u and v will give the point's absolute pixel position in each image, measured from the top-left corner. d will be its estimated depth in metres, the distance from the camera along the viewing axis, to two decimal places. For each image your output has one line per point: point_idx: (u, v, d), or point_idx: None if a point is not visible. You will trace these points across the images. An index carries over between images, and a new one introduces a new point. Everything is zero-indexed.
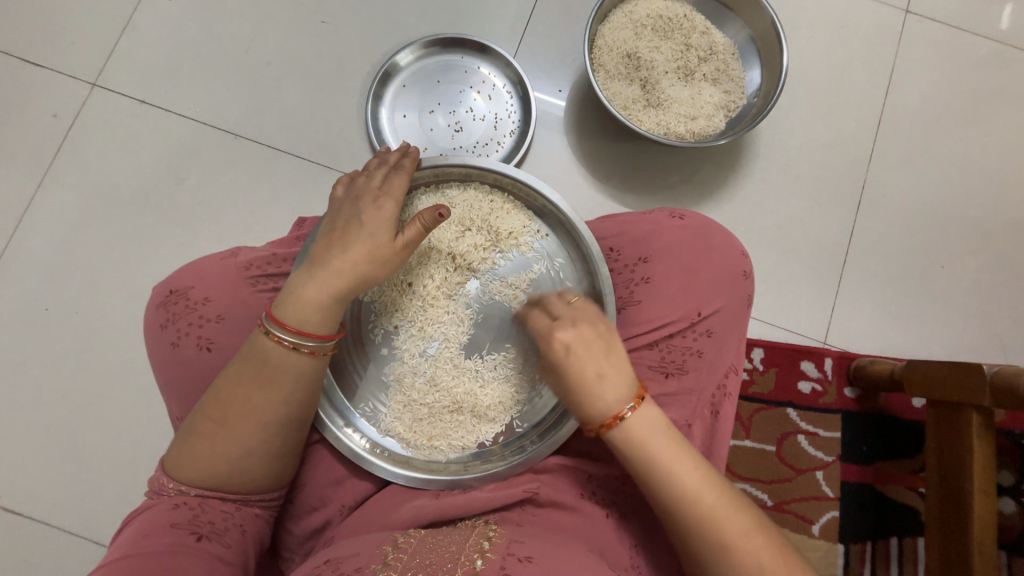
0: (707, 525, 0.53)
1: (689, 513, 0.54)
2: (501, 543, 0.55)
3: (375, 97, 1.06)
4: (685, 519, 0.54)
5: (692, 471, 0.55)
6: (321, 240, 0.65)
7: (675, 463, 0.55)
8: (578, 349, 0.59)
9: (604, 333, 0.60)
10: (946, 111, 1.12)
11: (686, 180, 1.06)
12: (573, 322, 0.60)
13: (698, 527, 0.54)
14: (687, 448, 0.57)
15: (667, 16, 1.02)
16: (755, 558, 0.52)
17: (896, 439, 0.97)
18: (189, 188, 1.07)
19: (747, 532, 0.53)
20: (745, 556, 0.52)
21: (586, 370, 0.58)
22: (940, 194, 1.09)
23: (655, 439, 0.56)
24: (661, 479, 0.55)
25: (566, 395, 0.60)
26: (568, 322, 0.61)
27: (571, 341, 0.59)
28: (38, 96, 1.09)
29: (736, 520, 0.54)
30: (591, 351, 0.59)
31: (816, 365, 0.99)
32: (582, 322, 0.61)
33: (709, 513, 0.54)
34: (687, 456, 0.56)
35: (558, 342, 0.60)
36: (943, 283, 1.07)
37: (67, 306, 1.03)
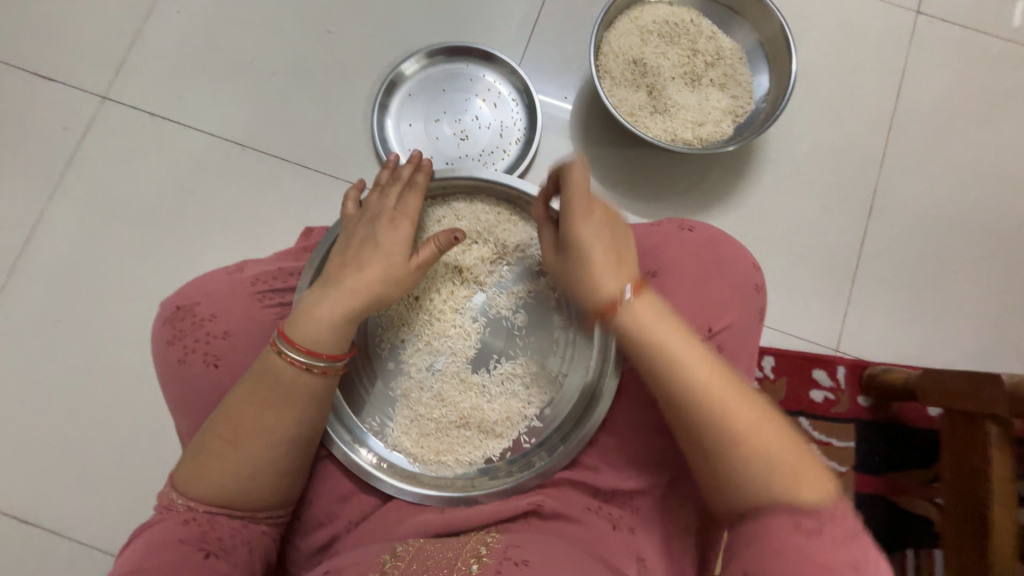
0: (713, 410, 0.52)
1: (696, 407, 0.53)
2: (499, 548, 0.55)
3: (380, 106, 1.06)
4: (694, 406, 0.53)
5: (700, 360, 0.54)
6: (335, 259, 0.65)
7: (680, 348, 0.55)
8: (592, 235, 0.60)
9: (616, 222, 0.62)
10: (960, 113, 1.10)
11: (694, 186, 1.05)
12: (591, 197, 0.61)
13: (706, 412, 0.52)
14: (696, 340, 0.56)
15: (674, 21, 1.01)
16: (766, 455, 0.50)
17: (910, 449, 0.96)
18: (198, 200, 1.08)
19: (760, 417, 0.51)
20: (754, 445, 0.50)
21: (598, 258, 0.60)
22: (955, 198, 1.07)
23: (660, 326, 0.56)
24: (668, 369, 0.54)
25: (569, 281, 0.63)
26: (587, 201, 0.61)
27: (591, 231, 0.60)
28: (50, 110, 1.10)
29: (746, 406, 0.52)
30: (601, 233, 0.60)
31: (828, 374, 0.98)
32: (597, 199, 0.62)
33: (717, 400, 0.52)
34: (697, 350, 0.55)
35: (574, 207, 0.61)
36: (958, 289, 1.05)
37: (78, 318, 1.04)
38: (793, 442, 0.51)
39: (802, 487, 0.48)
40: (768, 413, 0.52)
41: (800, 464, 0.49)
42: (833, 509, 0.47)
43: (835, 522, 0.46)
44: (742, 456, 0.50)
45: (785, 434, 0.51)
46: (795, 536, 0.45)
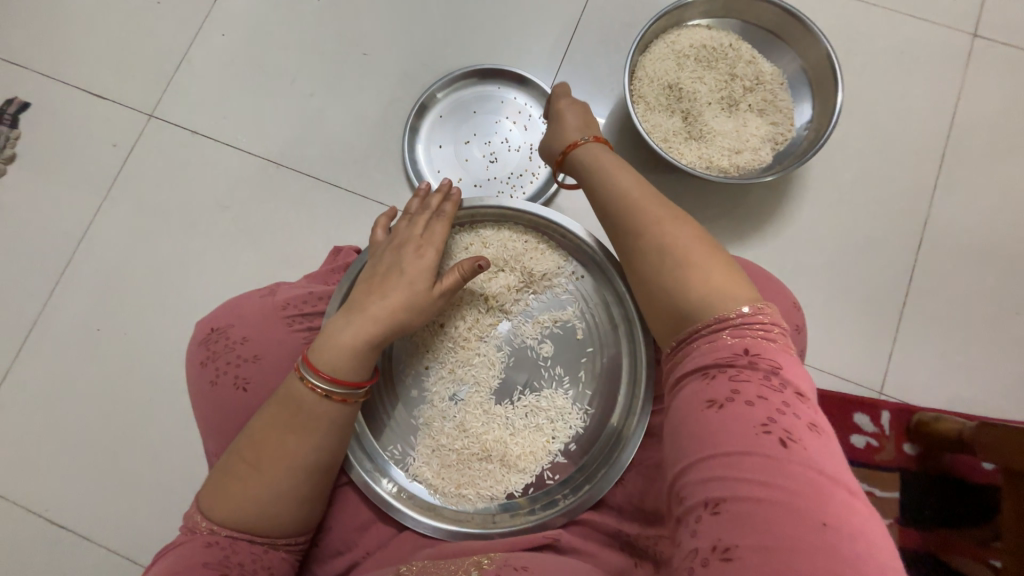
0: (634, 210, 0.56)
1: (617, 200, 0.59)
2: (501, 559, 0.55)
3: (412, 128, 1.07)
4: (616, 210, 0.58)
5: (627, 175, 0.60)
6: (361, 286, 0.65)
7: (617, 175, 0.61)
8: (570, 119, 0.73)
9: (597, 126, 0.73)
10: (1022, 142, 1.03)
11: (729, 214, 1.02)
12: (575, 109, 0.75)
13: (625, 211, 0.57)
14: (631, 169, 0.62)
15: (712, 46, 0.98)
16: (672, 241, 0.52)
17: (964, 503, 0.88)
18: (233, 216, 1.10)
19: (672, 222, 0.54)
20: (666, 239, 0.52)
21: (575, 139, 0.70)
22: (1015, 233, 1.00)
23: (602, 153, 0.65)
24: (598, 175, 0.63)
25: (544, 137, 0.75)
26: (573, 112, 0.75)
27: (573, 117, 0.74)
28: (101, 128, 1.15)
29: (660, 210, 0.55)
30: (582, 125, 0.73)
31: (871, 419, 0.92)
32: (579, 109, 0.75)
33: (636, 199, 0.57)
34: (627, 168, 0.62)
35: (560, 111, 0.75)
36: (1018, 330, 0.97)
37: (117, 328, 1.07)
38: (706, 246, 0.51)
39: (708, 277, 0.48)
40: (689, 222, 0.54)
41: (713, 278, 0.48)
42: (754, 340, 0.44)
43: (751, 374, 0.42)
44: (649, 230, 0.54)
45: (723, 267, 0.49)
46: (706, 412, 0.41)
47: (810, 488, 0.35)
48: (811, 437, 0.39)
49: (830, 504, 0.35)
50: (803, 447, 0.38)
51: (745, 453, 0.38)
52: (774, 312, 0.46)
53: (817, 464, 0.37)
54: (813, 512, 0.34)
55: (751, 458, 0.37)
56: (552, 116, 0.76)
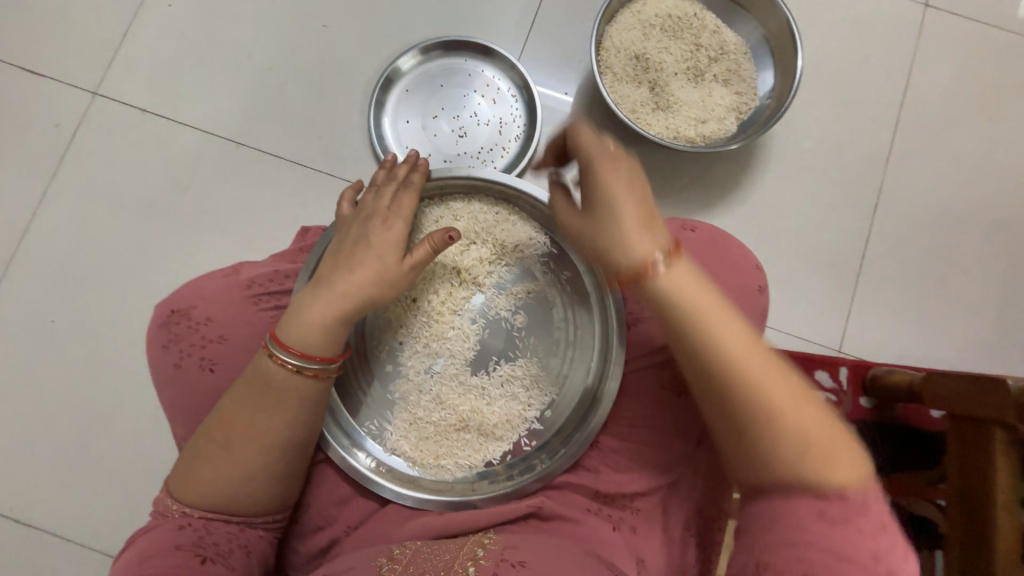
0: (750, 386, 0.48)
1: (729, 369, 0.49)
2: (495, 549, 0.56)
3: (377, 103, 1.04)
4: (726, 388, 0.48)
5: (733, 329, 0.50)
6: (327, 261, 0.64)
7: (721, 323, 0.50)
8: (627, 190, 0.55)
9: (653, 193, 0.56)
10: (969, 109, 1.08)
11: (696, 184, 1.04)
12: (625, 168, 0.56)
13: (742, 392, 0.48)
14: (729, 309, 0.52)
15: (677, 15, 0.99)
16: (801, 428, 0.46)
17: (915, 450, 0.94)
18: (193, 198, 1.06)
19: (796, 398, 0.47)
20: (792, 424, 0.46)
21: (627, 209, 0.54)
22: (962, 196, 1.06)
23: (694, 293, 0.51)
24: (701, 334, 0.50)
25: (585, 231, 0.58)
26: (622, 171, 0.56)
27: (625, 186, 0.55)
28: (41, 106, 1.08)
29: (784, 386, 0.47)
30: (637, 195, 0.55)
31: (830, 375, 0.97)
32: (626, 168, 0.56)
33: (754, 377, 0.48)
34: (728, 313, 0.51)
35: (608, 175, 0.56)
36: (963, 288, 1.03)
37: (73, 318, 1.02)
38: (831, 425, 0.47)
39: (835, 468, 0.44)
40: (810, 397, 0.48)
41: (846, 461, 0.45)
42: (865, 498, 0.44)
43: (866, 512, 0.43)
44: (771, 424, 0.47)
45: (844, 433, 0.47)
46: (816, 521, 0.43)
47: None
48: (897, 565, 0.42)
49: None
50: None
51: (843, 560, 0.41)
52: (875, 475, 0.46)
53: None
54: None
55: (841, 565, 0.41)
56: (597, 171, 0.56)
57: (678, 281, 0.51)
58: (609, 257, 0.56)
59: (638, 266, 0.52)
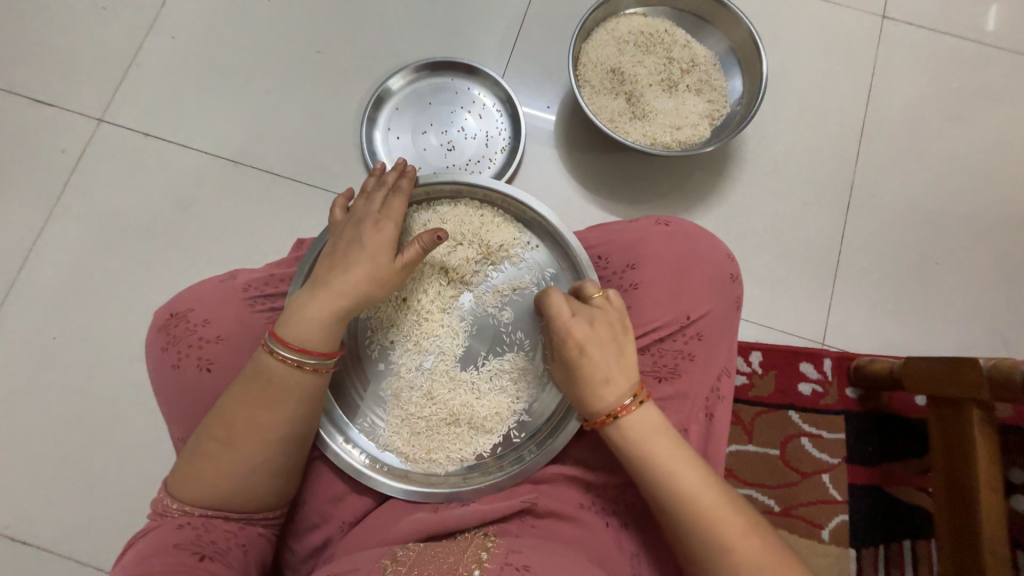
0: (706, 525, 0.54)
1: (688, 510, 0.55)
2: (499, 553, 0.56)
3: (369, 120, 1.09)
4: (687, 526, 0.55)
5: (690, 469, 0.56)
6: (322, 262, 0.67)
7: (679, 466, 0.56)
8: (592, 349, 0.58)
9: (618, 337, 0.59)
10: (931, 110, 1.14)
11: (676, 188, 1.08)
12: (590, 322, 0.59)
13: (699, 530, 0.54)
14: (687, 447, 0.58)
15: (649, 32, 1.05)
16: (752, 561, 0.52)
17: (902, 438, 0.96)
18: (193, 216, 1.10)
19: (746, 534, 0.53)
20: (744, 558, 0.52)
21: (594, 373, 0.58)
22: (931, 192, 1.10)
23: (656, 439, 0.57)
24: (663, 480, 0.56)
25: (563, 386, 0.63)
26: (585, 320, 0.60)
27: (586, 342, 0.59)
28: (49, 134, 1.13)
29: (735, 520, 0.54)
30: (602, 352, 0.58)
31: (815, 366, 0.99)
32: (592, 323, 0.59)
33: (708, 514, 0.54)
34: (685, 453, 0.57)
35: (573, 338, 0.59)
36: (939, 280, 1.07)
37: (74, 335, 1.05)
38: (780, 556, 0.52)
39: None
40: (760, 529, 0.54)
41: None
42: None
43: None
44: (726, 562, 0.53)
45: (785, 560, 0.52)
46: None
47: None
48: None
49: None
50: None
51: None
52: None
53: None
54: None
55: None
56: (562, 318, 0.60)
57: (636, 434, 0.57)
58: (581, 410, 0.61)
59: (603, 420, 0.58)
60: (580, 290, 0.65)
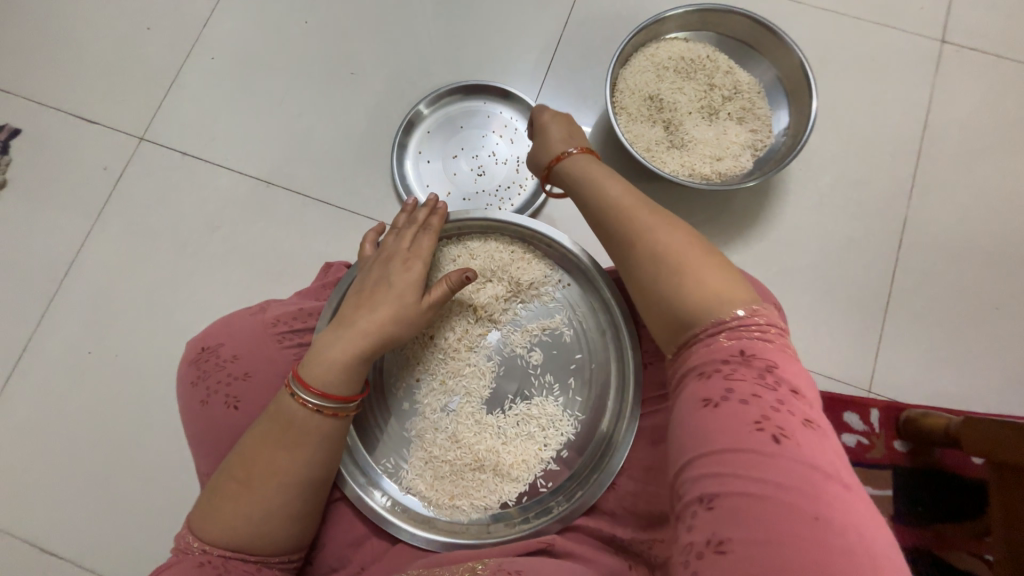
0: (639, 227, 0.52)
1: (626, 221, 0.54)
2: (495, 562, 0.56)
3: (400, 145, 1.09)
4: (623, 231, 0.53)
5: (626, 196, 0.56)
6: (349, 300, 0.66)
7: (620, 198, 0.56)
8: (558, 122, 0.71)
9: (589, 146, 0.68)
10: (993, 142, 1.06)
11: (714, 220, 1.04)
12: (558, 113, 0.72)
13: (633, 235, 0.52)
14: (635, 192, 0.57)
15: (689, 58, 1.01)
16: (684, 259, 0.48)
17: (958, 500, 0.89)
18: (226, 235, 1.11)
19: (682, 238, 0.50)
20: (683, 270, 0.48)
21: (563, 148, 0.68)
22: (992, 229, 1.03)
23: (602, 177, 0.60)
24: (600, 189, 0.58)
25: (535, 159, 0.71)
26: (556, 112, 0.73)
27: (558, 128, 0.71)
28: (92, 152, 1.16)
29: (672, 229, 0.51)
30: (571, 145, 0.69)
31: (860, 417, 0.93)
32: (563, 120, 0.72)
33: (641, 228, 0.52)
34: (632, 195, 0.56)
35: (541, 113, 0.73)
36: (1000, 325, 0.99)
37: (108, 350, 1.07)
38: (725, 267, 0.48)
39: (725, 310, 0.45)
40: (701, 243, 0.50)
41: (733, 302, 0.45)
42: (756, 347, 0.43)
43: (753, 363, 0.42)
44: (679, 280, 0.47)
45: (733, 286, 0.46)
46: (702, 412, 0.41)
47: (797, 484, 0.35)
48: (808, 434, 0.38)
49: (822, 501, 0.35)
50: (800, 448, 0.37)
51: (738, 452, 0.38)
52: (776, 322, 0.45)
53: (814, 463, 0.36)
54: (805, 509, 0.34)
55: (717, 429, 0.39)
56: (536, 135, 0.72)
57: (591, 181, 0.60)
58: (543, 169, 0.70)
59: (553, 160, 0.67)
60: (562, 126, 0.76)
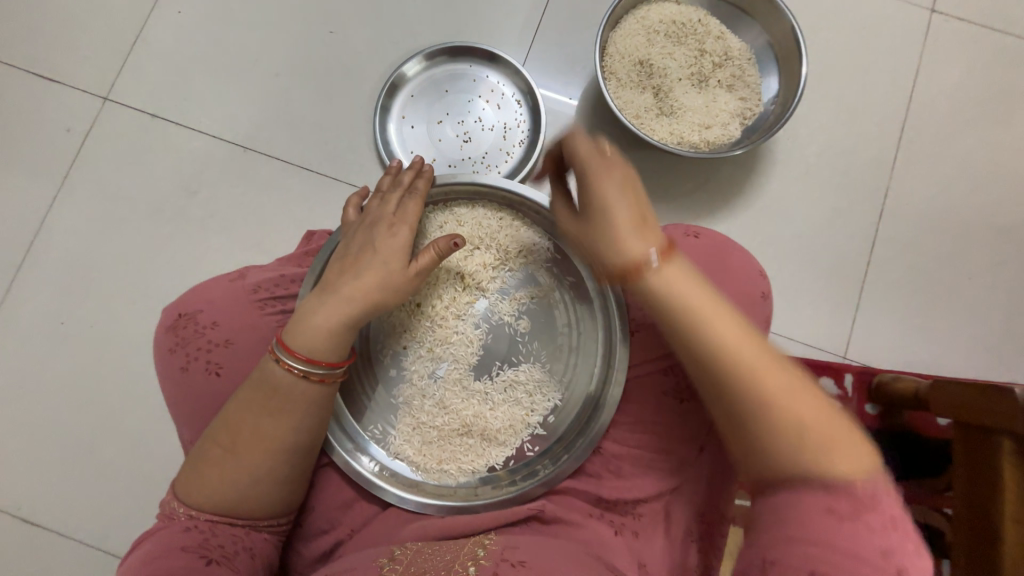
0: (745, 364, 0.47)
1: (725, 352, 0.49)
2: (496, 550, 0.56)
3: (382, 108, 1.05)
4: (723, 364, 0.49)
5: (728, 321, 0.50)
6: (334, 266, 0.65)
7: (715, 315, 0.50)
8: (613, 178, 0.59)
9: (646, 208, 0.58)
10: (976, 113, 1.07)
11: (701, 189, 1.04)
12: (608, 155, 0.60)
13: (737, 372, 0.48)
14: (727, 308, 0.52)
15: (681, 22, 0.99)
16: (803, 418, 0.44)
17: (922, 458, 0.94)
18: (202, 201, 1.07)
19: (795, 388, 0.46)
20: (795, 421, 0.45)
21: (622, 212, 0.57)
22: (969, 201, 1.05)
23: (689, 286, 0.52)
24: (687, 293, 0.51)
25: (591, 246, 0.61)
26: (605, 152, 0.60)
27: (609, 182, 0.59)
28: (53, 111, 1.10)
29: (781, 372, 0.47)
30: (630, 209, 0.57)
31: (835, 381, 0.97)
32: (613, 171, 0.59)
33: (749, 367, 0.47)
34: (724, 311, 0.51)
35: (594, 162, 0.59)
36: (970, 294, 1.03)
37: (82, 320, 1.04)
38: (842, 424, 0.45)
39: (833, 462, 0.42)
40: (814, 392, 0.46)
41: (851, 459, 0.42)
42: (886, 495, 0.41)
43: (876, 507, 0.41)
44: (776, 425, 0.45)
45: (846, 432, 0.44)
46: (827, 518, 0.40)
47: None
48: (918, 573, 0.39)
49: None
50: None
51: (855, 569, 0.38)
52: (881, 470, 0.43)
53: None
54: None
55: (842, 536, 0.39)
56: (586, 200, 0.60)
57: (671, 281, 0.52)
58: (600, 249, 0.59)
59: (621, 252, 0.56)
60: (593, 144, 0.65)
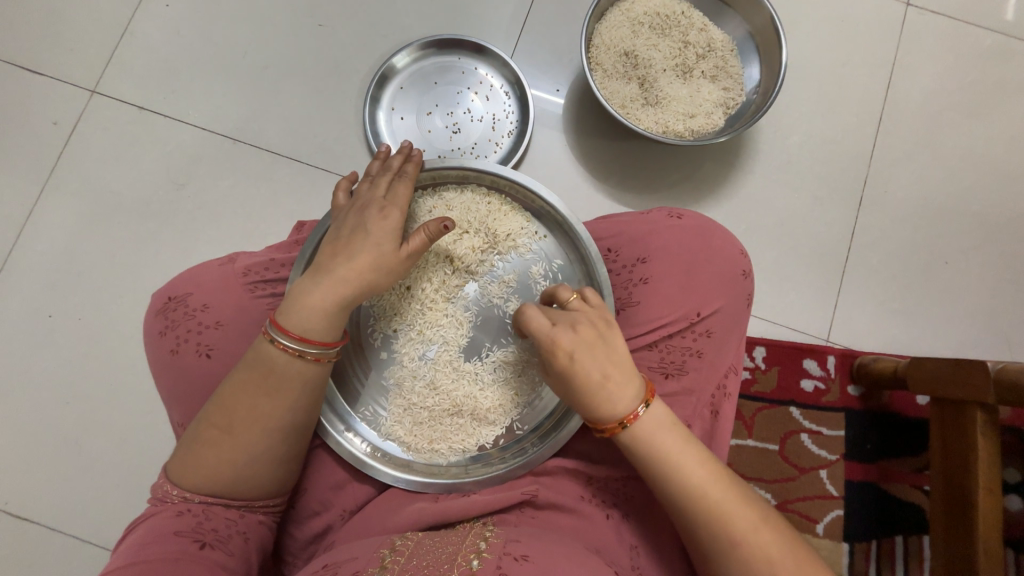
0: (716, 517, 0.54)
1: (699, 507, 0.54)
2: (497, 542, 0.55)
3: (372, 99, 1.05)
4: (697, 520, 0.54)
5: (697, 464, 0.55)
6: (325, 248, 0.65)
7: (687, 464, 0.55)
8: (581, 354, 0.56)
9: (605, 336, 0.57)
10: (950, 103, 1.11)
11: (686, 178, 1.06)
12: (573, 327, 0.57)
13: (709, 524, 0.54)
14: (692, 442, 0.57)
15: (665, 14, 1.01)
16: (765, 553, 0.52)
17: (902, 437, 0.97)
18: (191, 193, 1.07)
19: (754, 523, 0.53)
20: (752, 545, 0.53)
21: (590, 376, 0.56)
22: (944, 188, 1.08)
23: (666, 441, 0.56)
24: (669, 474, 0.55)
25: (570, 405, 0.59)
26: (567, 326, 0.57)
27: (574, 348, 0.56)
28: (40, 104, 1.09)
29: (744, 515, 0.54)
30: (594, 356, 0.56)
31: (818, 363, 0.99)
32: (572, 331, 0.57)
33: (716, 509, 0.54)
34: (691, 450, 0.56)
35: (559, 349, 0.57)
36: (947, 278, 1.06)
37: (70, 312, 1.03)
38: (790, 543, 0.53)
39: None
40: (769, 520, 0.54)
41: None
42: None
43: None
44: (741, 560, 0.53)
45: (795, 551, 0.53)
46: None
47: None
48: None
49: None
50: None
51: None
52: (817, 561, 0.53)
53: None
54: None
55: None
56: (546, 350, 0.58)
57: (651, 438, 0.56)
58: (568, 392, 0.58)
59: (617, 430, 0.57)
60: (555, 293, 0.63)
